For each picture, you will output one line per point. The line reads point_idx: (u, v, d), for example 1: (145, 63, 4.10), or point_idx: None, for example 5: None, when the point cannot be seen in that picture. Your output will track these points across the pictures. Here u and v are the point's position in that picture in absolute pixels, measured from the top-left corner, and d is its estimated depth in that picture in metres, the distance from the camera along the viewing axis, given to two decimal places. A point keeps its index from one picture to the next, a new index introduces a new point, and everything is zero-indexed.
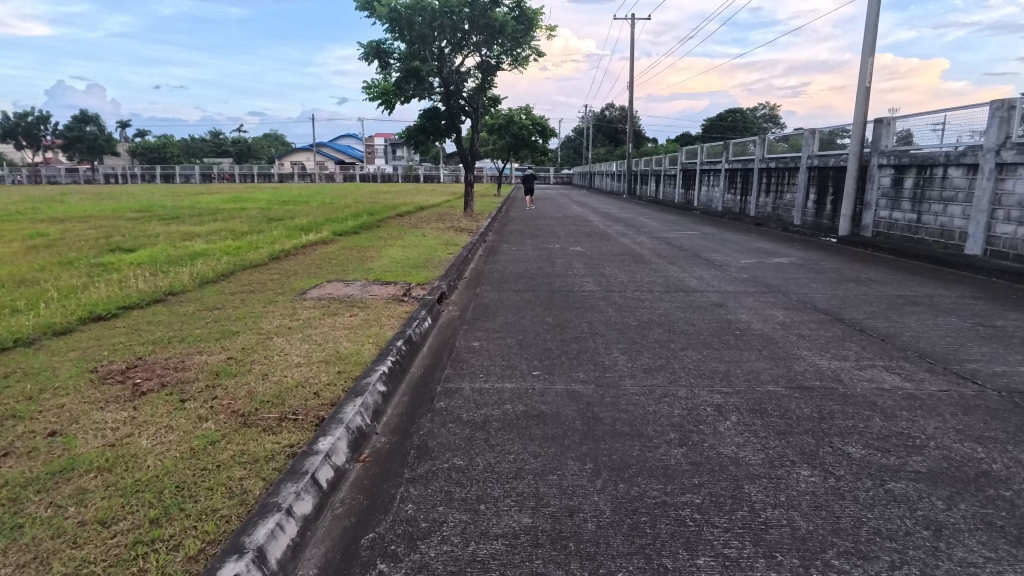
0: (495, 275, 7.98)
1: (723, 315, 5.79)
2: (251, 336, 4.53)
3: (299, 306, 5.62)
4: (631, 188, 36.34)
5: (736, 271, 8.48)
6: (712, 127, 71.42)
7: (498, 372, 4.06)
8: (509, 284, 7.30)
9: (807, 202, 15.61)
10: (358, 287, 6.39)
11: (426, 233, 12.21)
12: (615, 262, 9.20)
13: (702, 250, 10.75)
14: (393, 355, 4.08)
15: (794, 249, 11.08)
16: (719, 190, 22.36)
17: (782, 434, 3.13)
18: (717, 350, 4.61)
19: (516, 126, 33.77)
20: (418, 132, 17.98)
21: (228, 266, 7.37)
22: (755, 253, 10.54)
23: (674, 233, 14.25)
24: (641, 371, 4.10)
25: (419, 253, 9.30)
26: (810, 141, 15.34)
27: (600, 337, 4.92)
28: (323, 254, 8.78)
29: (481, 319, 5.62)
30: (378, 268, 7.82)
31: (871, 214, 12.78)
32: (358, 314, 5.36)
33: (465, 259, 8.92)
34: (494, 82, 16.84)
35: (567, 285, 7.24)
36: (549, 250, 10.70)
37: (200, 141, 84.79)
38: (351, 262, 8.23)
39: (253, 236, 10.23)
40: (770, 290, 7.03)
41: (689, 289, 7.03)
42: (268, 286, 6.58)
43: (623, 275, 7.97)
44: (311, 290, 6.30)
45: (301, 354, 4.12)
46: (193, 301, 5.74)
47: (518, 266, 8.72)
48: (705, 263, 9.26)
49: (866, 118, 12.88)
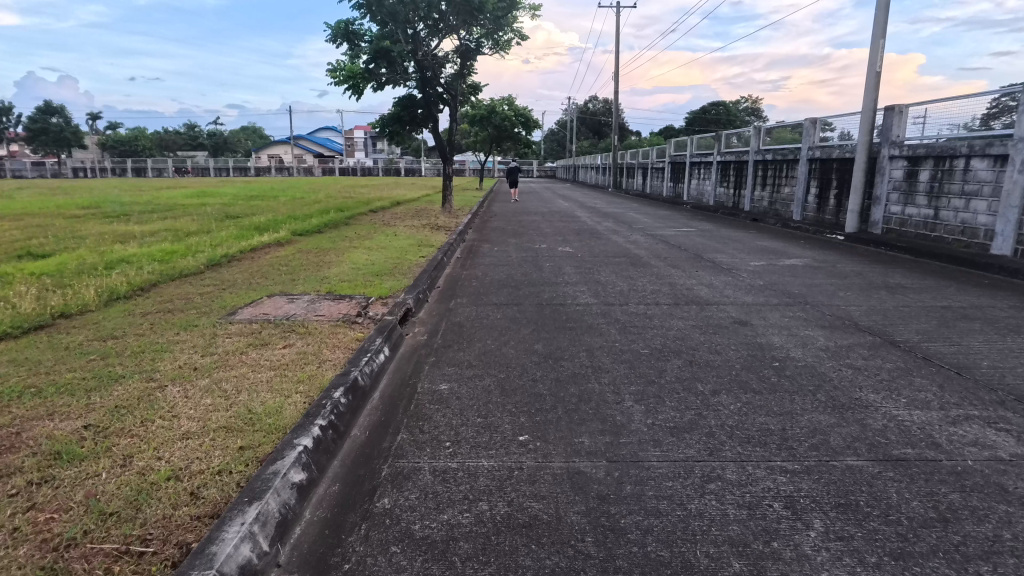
0: (473, 283, 6.84)
1: (751, 338, 4.72)
2: (135, 384, 3.35)
3: (220, 332, 4.42)
4: (617, 181, 35.35)
5: (749, 276, 7.44)
6: (697, 119, 70.58)
7: (470, 441, 2.92)
8: (489, 296, 6.16)
9: (808, 197, 14.67)
10: (302, 305, 5.21)
11: (398, 232, 10.97)
12: (610, 266, 8.08)
13: (704, 251, 9.70)
14: (324, 416, 2.92)
15: (803, 249, 10.10)
16: (710, 183, 21.40)
17: (903, 561, 2.04)
18: (760, 395, 3.52)
19: (499, 117, 32.45)
20: (392, 121, 16.70)
21: (151, 277, 6.13)
22: (763, 254, 9.51)
23: (668, 230, 13.23)
24: (667, 434, 2.99)
25: (387, 257, 8.09)
26: (811, 131, 14.36)
27: (605, 375, 3.81)
28: (273, 259, 7.56)
29: (452, 347, 4.47)
30: (334, 276, 6.62)
31: (880, 210, 11.84)
32: (294, 343, 4.18)
33: (439, 264, 7.74)
34: (473, 67, 15.71)
35: (557, 296, 6.13)
36: (535, 250, 9.60)
37: (172, 133, 81.78)
38: (304, 269, 7.00)
39: (196, 237, 8.90)
40: (796, 303, 5.98)
41: (703, 301, 5.96)
42: (194, 303, 5.38)
43: (622, 283, 6.86)
44: (242, 309, 5.08)
45: (193, 416, 2.95)
46: (87, 327, 4.52)
47: (500, 271, 7.57)
48: (712, 266, 8.18)
49: (876, 105, 11.91)
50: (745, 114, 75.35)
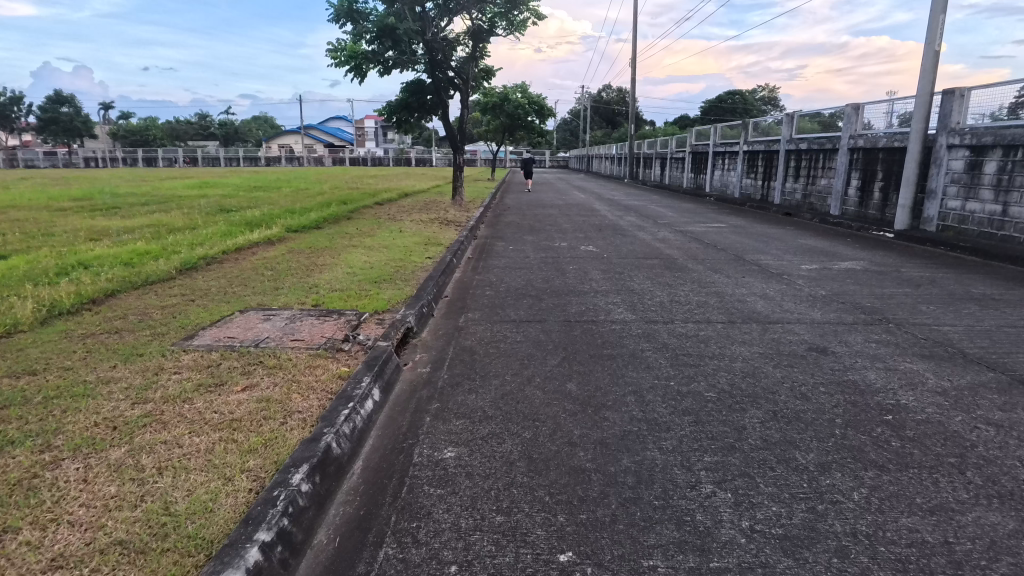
0: (487, 292, 5.87)
1: (840, 374, 3.73)
2: (21, 455, 2.42)
3: (168, 366, 3.49)
4: (633, 172, 34.21)
5: (806, 284, 6.43)
6: (713, 108, 68.83)
7: (486, 564, 1.96)
8: (505, 310, 5.19)
9: (848, 190, 13.53)
10: (278, 325, 4.26)
11: (404, 227, 10.03)
12: (643, 270, 7.07)
13: (744, 252, 8.65)
14: (269, 527, 1.97)
15: (854, 250, 9.04)
16: (735, 174, 20.25)
17: None
18: (890, 475, 2.53)
19: (511, 105, 31.24)
20: (400, 109, 15.70)
21: (109, 286, 5.22)
22: (811, 255, 8.47)
23: (697, 226, 12.17)
24: (778, 554, 2.01)
25: (388, 258, 7.12)
26: (853, 118, 13.22)
27: (666, 438, 2.84)
28: (259, 262, 6.63)
29: (463, 384, 3.51)
30: (324, 284, 5.66)
31: (936, 205, 10.70)
32: (257, 385, 3.24)
33: (447, 267, 6.75)
34: (486, 50, 14.65)
35: (587, 310, 5.15)
36: (555, 249, 8.62)
37: (183, 122, 81.19)
38: (291, 274, 6.06)
39: (177, 235, 7.98)
40: (875, 321, 4.97)
41: (763, 318, 4.96)
42: (150, 321, 4.45)
43: (661, 293, 5.86)
44: (205, 329, 4.15)
45: (79, 522, 2.01)
46: (4, 357, 3.60)
47: (517, 277, 6.58)
48: (759, 271, 7.15)
49: (932, 89, 10.74)
50: (764, 103, 73.25)
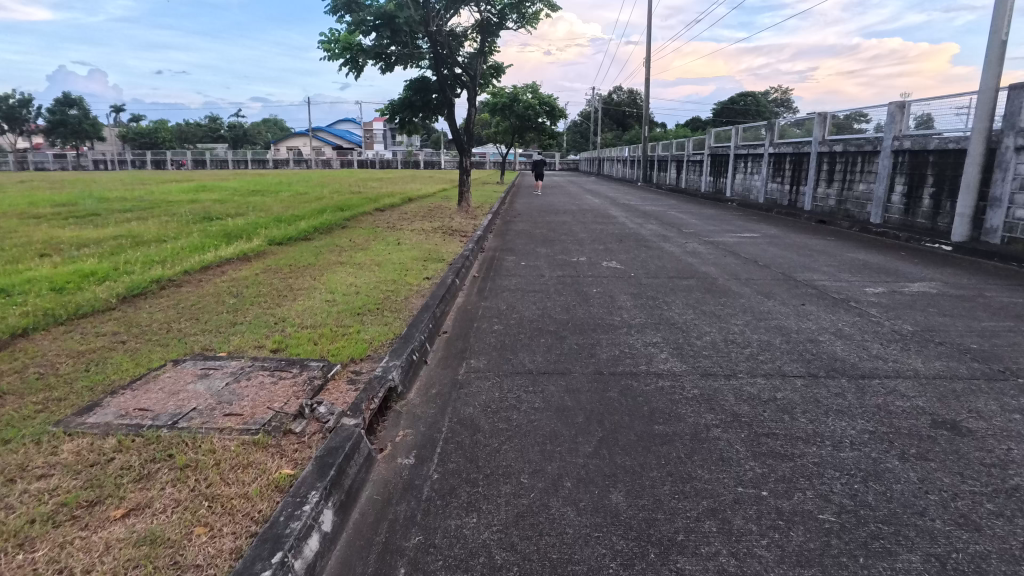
0: (495, 327, 4.78)
1: (1000, 475, 2.59)
2: None
3: (31, 466, 2.40)
4: (647, 175, 33.01)
5: (884, 316, 5.29)
6: (726, 110, 67.37)
7: None
8: (518, 354, 4.09)
9: (892, 196, 12.34)
10: (213, 388, 3.16)
11: (402, 238, 8.96)
12: (681, 294, 5.95)
13: (791, 270, 7.50)
14: None
15: (917, 267, 7.87)
16: (759, 178, 19.06)
17: None
18: None
19: (521, 105, 30.15)
20: (403, 109, 14.64)
21: (20, 322, 4.16)
22: (871, 274, 7.31)
23: (727, 236, 11.01)
24: None
25: (377, 279, 6.04)
26: (897, 118, 12.03)
27: None
28: (223, 286, 5.56)
29: (459, 493, 2.41)
30: (292, 317, 4.58)
31: (1001, 214, 9.48)
32: (148, 507, 2.15)
33: (447, 291, 5.66)
34: (496, 44, 13.64)
35: (623, 357, 4.05)
36: (574, 266, 7.51)
37: (191, 123, 80.77)
38: (257, 303, 5.00)
39: (138, 251, 6.94)
40: (999, 375, 3.81)
41: (852, 371, 3.84)
42: (52, 376, 3.38)
43: (710, 328, 4.74)
44: (114, 395, 3.07)
45: None
46: None
47: (531, 304, 5.48)
48: (818, 296, 6.02)
49: (999, 83, 9.54)
50: (778, 104, 71.70)
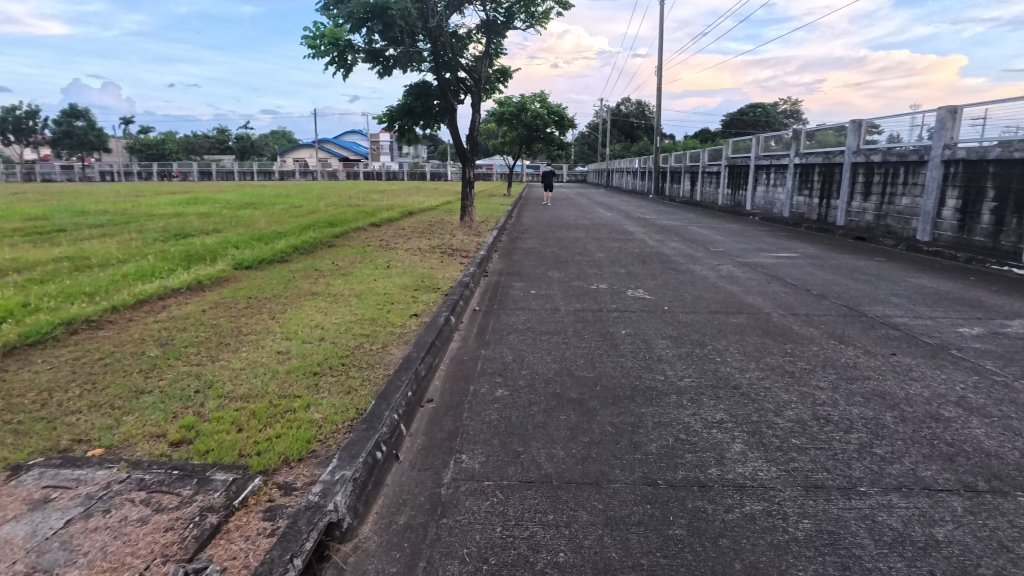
0: (497, 394, 3.53)
1: None
2: None
3: None
4: (659, 187, 31.75)
5: (1010, 373, 4.01)
6: (736, 122, 66.21)
7: None
8: (531, 445, 2.85)
9: (943, 211, 11.04)
10: (37, 536, 1.94)
11: (393, 260, 7.77)
12: (733, 338, 4.71)
13: (855, 302, 6.24)
14: None
15: (1002, 298, 6.58)
16: (783, 191, 17.82)
17: None
18: None
19: (529, 115, 29.08)
20: (402, 116, 13.54)
21: None
22: (953, 308, 6.04)
23: (762, 255, 9.77)
24: None
25: (352, 318, 4.82)
26: (949, 124, 10.77)
27: None
28: (148, 330, 4.33)
29: None
30: (220, 382, 3.35)
31: None
32: None
33: (439, 336, 4.43)
34: (502, 46, 12.56)
35: (680, 452, 2.79)
36: (594, 296, 6.29)
37: (200, 134, 80.58)
38: (183, 357, 3.78)
39: (71, 278, 5.77)
40: None
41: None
42: None
43: (789, 397, 3.50)
44: None
45: None
46: None
47: (545, 355, 4.25)
48: (907, 340, 4.76)
49: None
50: (789, 116, 70.63)
